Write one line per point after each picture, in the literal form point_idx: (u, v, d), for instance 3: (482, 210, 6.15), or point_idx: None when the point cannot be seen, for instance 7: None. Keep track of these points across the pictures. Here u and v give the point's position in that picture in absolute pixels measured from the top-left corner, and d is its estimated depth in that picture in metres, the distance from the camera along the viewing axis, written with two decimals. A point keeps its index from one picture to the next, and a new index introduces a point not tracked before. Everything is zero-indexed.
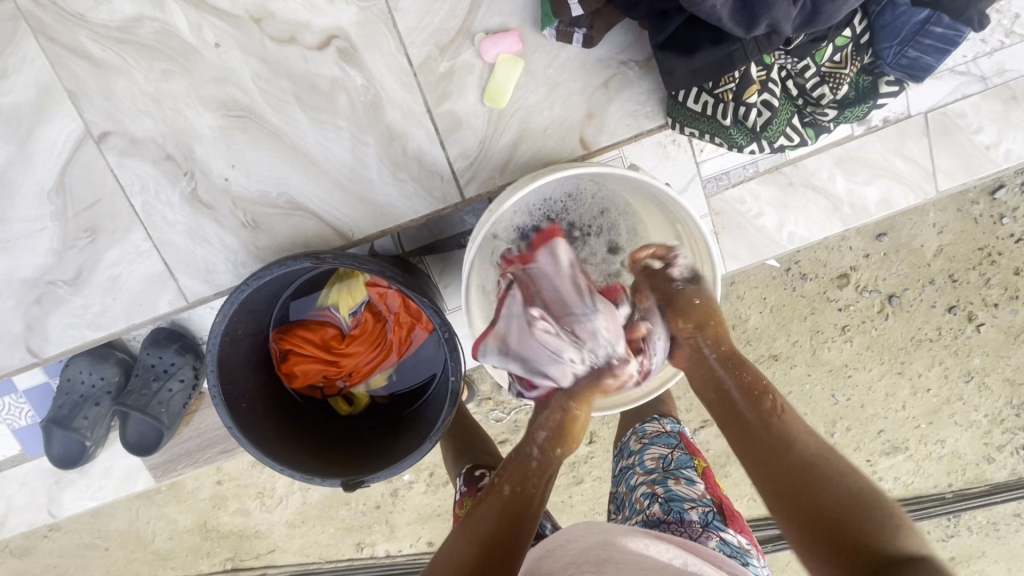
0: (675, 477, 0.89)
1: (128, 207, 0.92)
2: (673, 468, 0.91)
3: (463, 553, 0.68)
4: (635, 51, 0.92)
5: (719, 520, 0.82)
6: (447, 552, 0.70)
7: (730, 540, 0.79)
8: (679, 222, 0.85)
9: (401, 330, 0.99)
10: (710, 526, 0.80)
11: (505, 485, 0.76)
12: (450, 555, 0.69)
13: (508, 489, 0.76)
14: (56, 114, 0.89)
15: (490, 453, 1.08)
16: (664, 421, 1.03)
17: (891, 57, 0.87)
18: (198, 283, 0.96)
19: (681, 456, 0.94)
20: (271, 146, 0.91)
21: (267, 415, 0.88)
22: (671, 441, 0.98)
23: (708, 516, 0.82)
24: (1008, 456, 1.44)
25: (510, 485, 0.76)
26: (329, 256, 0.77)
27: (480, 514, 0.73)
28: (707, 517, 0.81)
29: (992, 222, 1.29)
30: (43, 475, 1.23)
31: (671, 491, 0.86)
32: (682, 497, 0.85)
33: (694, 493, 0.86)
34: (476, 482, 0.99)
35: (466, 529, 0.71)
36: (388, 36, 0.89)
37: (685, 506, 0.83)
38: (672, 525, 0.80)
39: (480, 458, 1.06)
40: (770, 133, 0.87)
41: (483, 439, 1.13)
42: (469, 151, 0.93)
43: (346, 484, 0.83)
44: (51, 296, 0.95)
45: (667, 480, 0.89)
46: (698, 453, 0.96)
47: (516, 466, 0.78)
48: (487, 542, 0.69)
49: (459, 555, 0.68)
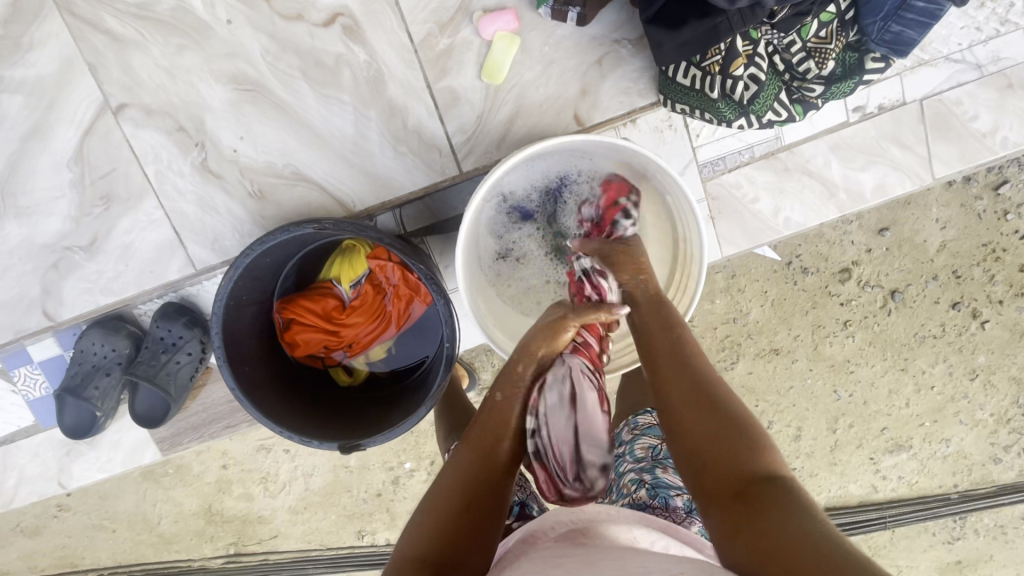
0: (663, 466, 0.84)
1: (142, 176, 0.96)
2: (663, 457, 0.85)
3: (472, 468, 0.69)
4: (628, 30, 0.96)
5: None
6: (450, 468, 0.69)
7: None
8: (668, 194, 0.91)
9: (400, 303, 1.01)
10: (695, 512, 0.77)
11: (497, 393, 0.78)
12: (454, 472, 0.69)
13: (500, 397, 0.77)
14: (76, 88, 0.93)
15: None
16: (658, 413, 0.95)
17: (875, 33, 0.89)
18: (205, 251, 1.00)
19: None
20: (278, 119, 0.95)
21: (267, 379, 0.91)
22: None
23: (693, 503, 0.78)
24: (1015, 457, 1.43)
25: (502, 393, 0.78)
26: (330, 222, 0.80)
27: (483, 428, 0.73)
28: (692, 504, 0.78)
29: (997, 217, 1.30)
30: (54, 447, 1.26)
31: (658, 478, 0.81)
32: (669, 484, 0.80)
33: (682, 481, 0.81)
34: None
35: (469, 445, 0.72)
36: (390, 14, 0.93)
37: (671, 493, 0.79)
38: (657, 511, 0.77)
39: None
40: (757, 107, 0.90)
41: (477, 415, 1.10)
42: (467, 127, 0.97)
43: (342, 446, 0.86)
44: (67, 262, 1.00)
45: (654, 468, 0.84)
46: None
47: (506, 374, 0.79)
48: (492, 455, 0.71)
49: (468, 470, 0.68)
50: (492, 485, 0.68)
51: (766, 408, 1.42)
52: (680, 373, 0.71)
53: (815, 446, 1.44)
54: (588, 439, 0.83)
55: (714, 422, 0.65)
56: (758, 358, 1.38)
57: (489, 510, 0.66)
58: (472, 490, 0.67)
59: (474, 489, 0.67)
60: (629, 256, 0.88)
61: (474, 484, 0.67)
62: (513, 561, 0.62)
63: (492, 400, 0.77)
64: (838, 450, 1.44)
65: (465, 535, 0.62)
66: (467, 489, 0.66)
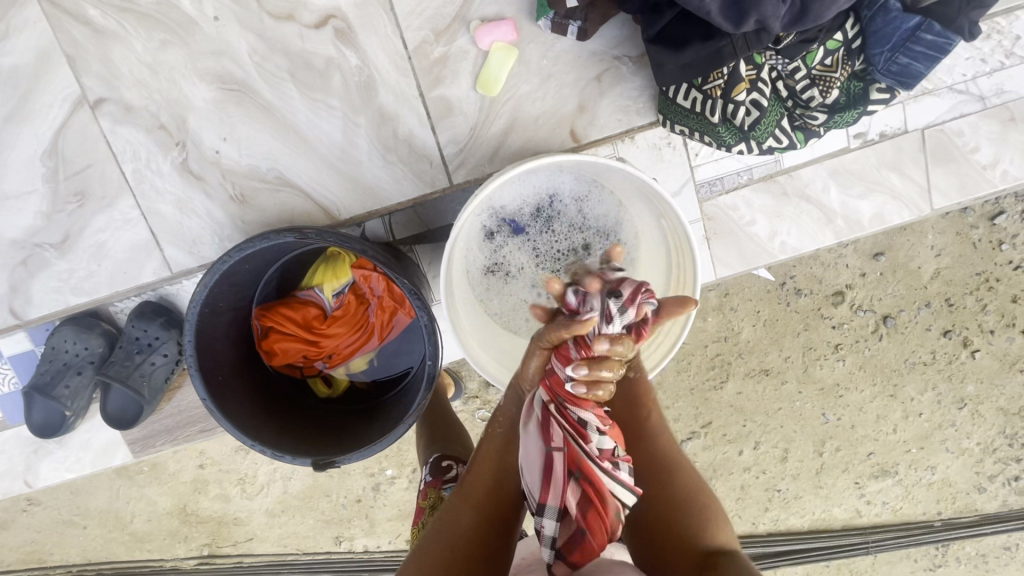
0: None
1: (119, 173, 0.93)
2: None
3: (468, 518, 0.68)
4: (629, 47, 0.94)
5: None
6: (449, 516, 0.69)
7: None
8: (663, 218, 0.88)
9: (384, 314, 0.97)
10: None
11: (497, 428, 0.74)
12: (450, 521, 0.68)
13: (500, 431, 0.74)
14: (53, 79, 0.90)
15: (463, 446, 1.07)
16: None
17: (882, 63, 0.86)
18: (182, 254, 0.96)
19: None
20: (264, 121, 0.91)
21: (242, 388, 0.88)
22: None
23: None
24: (1000, 486, 1.42)
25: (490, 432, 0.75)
26: (312, 232, 0.77)
27: (476, 473, 0.72)
28: None
29: (991, 247, 1.29)
30: (21, 444, 1.22)
31: None
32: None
33: None
34: (442, 474, 0.97)
35: (464, 490, 0.71)
36: (385, 19, 0.90)
37: None
38: None
39: (451, 450, 1.04)
40: (758, 133, 0.88)
41: (462, 433, 1.10)
42: (460, 137, 0.94)
43: (316, 463, 0.83)
44: (37, 259, 0.96)
45: None
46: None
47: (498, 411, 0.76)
48: (485, 503, 0.69)
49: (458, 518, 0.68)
50: (487, 534, 0.67)
51: (754, 428, 1.40)
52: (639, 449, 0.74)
53: (800, 469, 1.43)
54: (535, 469, 0.66)
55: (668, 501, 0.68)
56: (748, 378, 1.37)
57: (482, 562, 0.65)
58: (465, 543, 0.66)
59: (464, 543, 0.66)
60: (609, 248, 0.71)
61: (465, 535, 0.67)
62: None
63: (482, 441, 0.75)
64: (823, 472, 1.43)
65: None
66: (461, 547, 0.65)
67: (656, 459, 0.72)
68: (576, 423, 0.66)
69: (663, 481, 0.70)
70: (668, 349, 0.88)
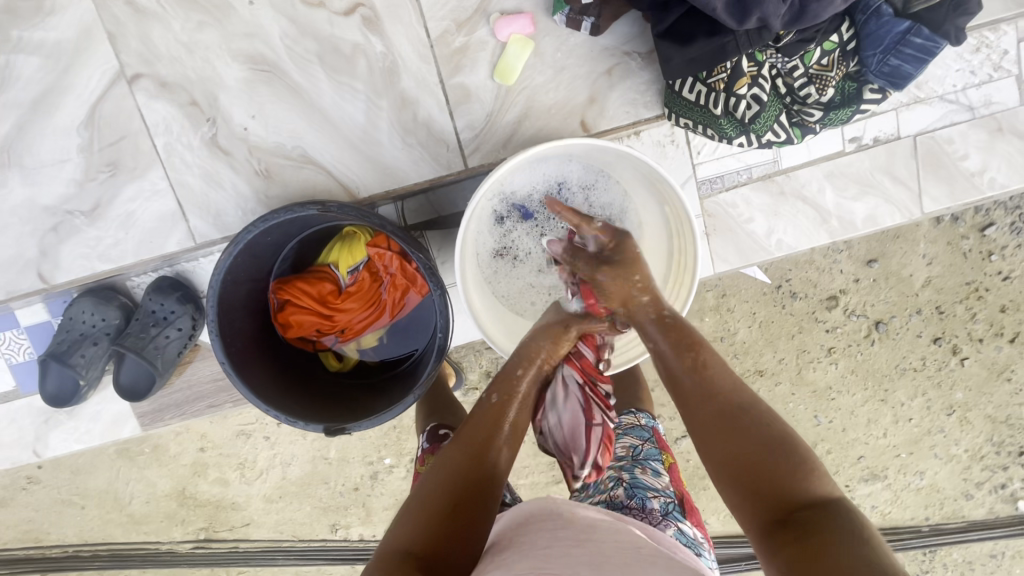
0: (642, 467, 0.85)
1: (151, 146, 0.97)
2: (641, 458, 0.87)
3: (464, 465, 0.70)
4: (639, 43, 0.99)
5: (678, 511, 0.80)
6: (444, 464, 0.71)
7: (687, 530, 0.77)
8: (668, 203, 0.93)
9: (396, 292, 1.00)
10: (669, 515, 0.77)
11: (493, 394, 0.79)
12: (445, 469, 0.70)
13: (496, 398, 0.78)
14: (94, 55, 0.94)
15: (455, 414, 1.10)
16: (639, 414, 0.98)
17: (874, 64, 0.92)
18: (206, 226, 1.00)
19: (650, 449, 0.89)
20: (291, 100, 0.96)
21: (256, 357, 0.91)
22: (644, 435, 0.93)
23: (668, 506, 0.79)
24: (987, 494, 1.46)
25: (497, 394, 0.79)
26: (334, 206, 0.82)
27: (476, 426, 0.74)
28: (667, 507, 0.78)
29: (981, 257, 1.33)
30: (33, 415, 1.25)
31: (636, 478, 0.82)
32: (647, 486, 0.81)
33: (658, 484, 0.82)
34: (438, 441, 1.01)
35: (460, 442, 0.73)
36: (410, 9, 0.95)
37: (648, 494, 0.79)
38: (634, 511, 0.76)
39: (444, 419, 1.08)
40: (758, 127, 0.93)
41: (456, 404, 1.13)
42: (476, 124, 0.99)
43: (328, 429, 0.86)
44: (67, 226, 1.00)
45: (633, 468, 0.85)
46: (670, 450, 0.92)
47: (504, 377, 0.81)
48: (482, 453, 0.72)
49: (461, 467, 0.70)
50: (483, 480, 0.69)
51: None
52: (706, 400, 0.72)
53: None
54: (573, 429, 0.86)
55: (760, 452, 0.66)
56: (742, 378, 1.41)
57: (477, 506, 0.67)
58: (460, 487, 0.68)
59: (460, 488, 0.68)
60: (572, 218, 0.91)
61: (461, 480, 0.68)
62: (505, 550, 0.62)
63: (484, 399, 0.78)
64: None
65: (448, 534, 0.63)
66: (456, 490, 0.67)
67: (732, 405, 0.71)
68: (604, 397, 0.89)
69: (745, 431, 0.68)
70: None
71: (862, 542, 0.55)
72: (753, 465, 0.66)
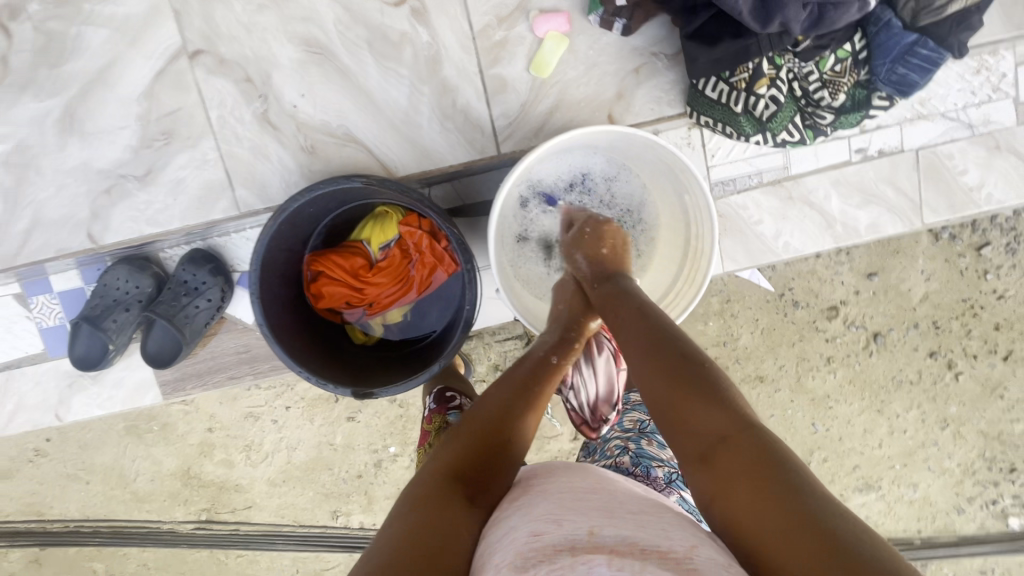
0: (648, 438, 0.90)
1: (205, 118, 1.03)
2: (648, 430, 0.92)
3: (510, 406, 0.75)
4: (667, 45, 1.05)
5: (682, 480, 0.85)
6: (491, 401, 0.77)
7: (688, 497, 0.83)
8: (685, 194, 0.98)
9: (423, 270, 1.04)
10: (674, 483, 0.82)
11: (551, 355, 0.84)
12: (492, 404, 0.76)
13: (554, 359, 0.83)
14: (158, 31, 1.01)
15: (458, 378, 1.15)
16: None
17: (884, 73, 0.99)
18: (251, 196, 1.06)
19: None
20: (340, 82, 1.02)
21: (289, 323, 0.96)
22: None
23: (672, 474, 0.84)
24: (977, 509, 1.50)
25: (556, 356, 0.84)
26: (378, 180, 0.87)
27: (527, 376, 0.80)
28: (671, 475, 0.84)
29: (977, 275, 1.39)
30: (58, 377, 1.27)
31: (642, 449, 0.87)
32: (651, 456, 0.86)
33: (663, 455, 0.88)
34: (446, 403, 1.06)
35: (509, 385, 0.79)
36: (456, 2, 1.01)
37: (652, 463, 0.85)
38: (638, 477, 0.83)
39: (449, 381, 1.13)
40: (774, 125, 1.00)
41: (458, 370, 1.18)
42: (510, 112, 1.05)
43: (357, 392, 0.91)
44: (120, 189, 1.06)
45: (640, 439, 0.90)
46: None
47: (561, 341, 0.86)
48: (529, 400, 0.77)
49: (506, 408, 0.75)
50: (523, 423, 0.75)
51: None
52: (642, 347, 0.75)
53: None
54: (605, 381, 0.95)
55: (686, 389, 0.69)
56: (742, 383, 1.46)
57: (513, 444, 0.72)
58: (501, 423, 0.73)
59: (501, 424, 0.73)
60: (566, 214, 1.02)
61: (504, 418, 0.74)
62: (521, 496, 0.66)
63: (542, 356, 0.83)
64: None
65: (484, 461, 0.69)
66: (498, 425, 0.73)
67: (664, 348, 0.73)
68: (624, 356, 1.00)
69: (675, 370, 0.71)
70: (679, 311, 1.00)
71: (780, 467, 0.58)
72: (681, 402, 0.68)
